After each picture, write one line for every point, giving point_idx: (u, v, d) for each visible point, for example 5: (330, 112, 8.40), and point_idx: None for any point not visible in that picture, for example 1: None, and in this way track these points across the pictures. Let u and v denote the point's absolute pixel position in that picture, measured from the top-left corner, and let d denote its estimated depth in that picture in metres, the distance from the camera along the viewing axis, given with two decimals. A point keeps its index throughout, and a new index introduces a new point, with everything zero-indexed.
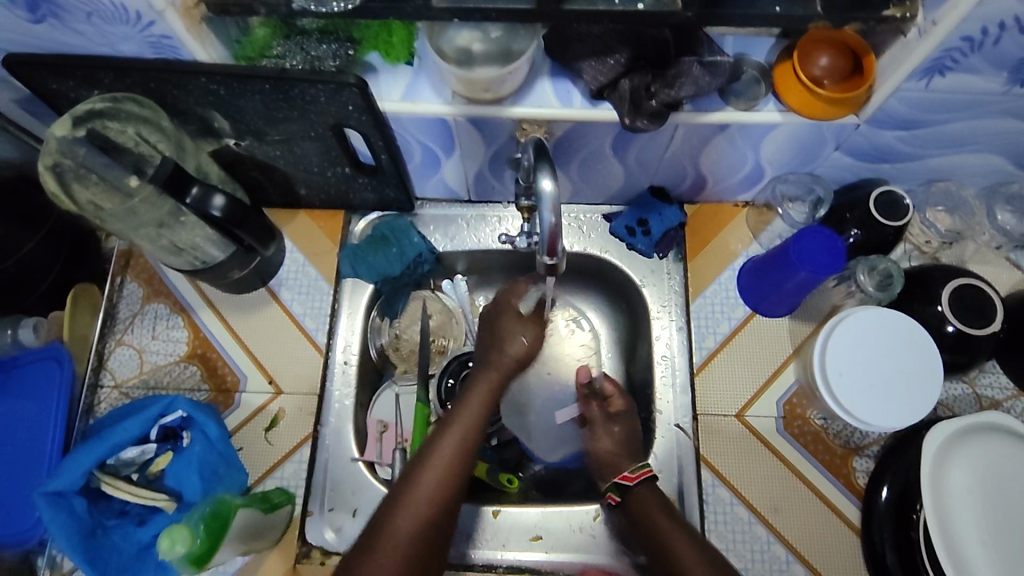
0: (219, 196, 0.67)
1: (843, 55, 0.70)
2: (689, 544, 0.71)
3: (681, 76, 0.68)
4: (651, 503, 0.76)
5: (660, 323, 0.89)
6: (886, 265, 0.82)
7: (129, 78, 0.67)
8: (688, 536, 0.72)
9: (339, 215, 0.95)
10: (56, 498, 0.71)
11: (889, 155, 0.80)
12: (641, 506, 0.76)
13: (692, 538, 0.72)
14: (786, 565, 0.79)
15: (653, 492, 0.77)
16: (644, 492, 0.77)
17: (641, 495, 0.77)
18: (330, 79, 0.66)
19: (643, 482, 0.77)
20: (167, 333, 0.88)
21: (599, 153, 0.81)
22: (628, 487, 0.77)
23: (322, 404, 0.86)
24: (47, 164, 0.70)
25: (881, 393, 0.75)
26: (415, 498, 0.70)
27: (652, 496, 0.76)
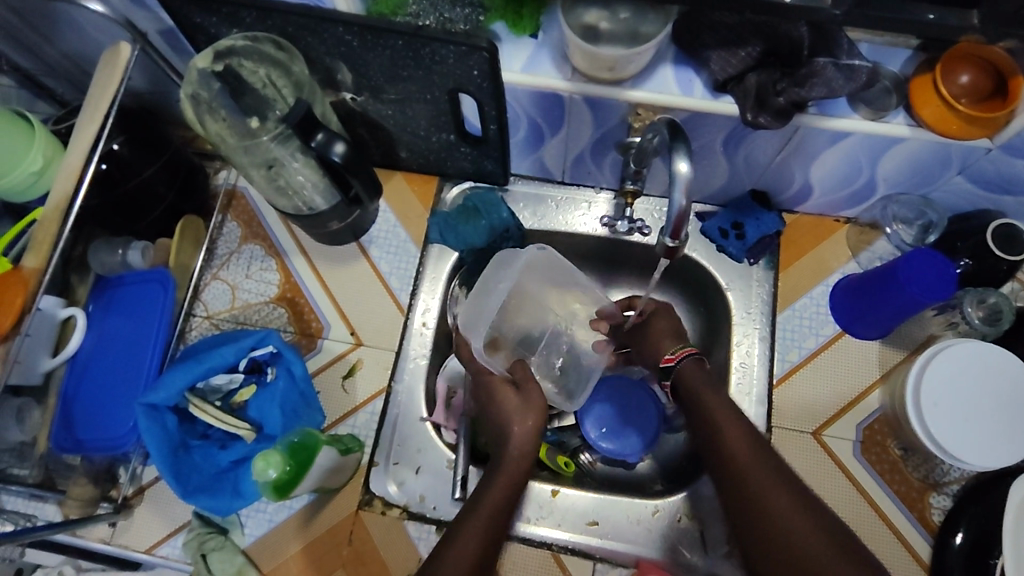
0: (340, 143, 0.69)
1: (986, 74, 0.68)
2: (732, 415, 0.74)
3: (814, 77, 0.66)
4: (697, 375, 0.79)
5: (742, 329, 0.87)
6: (997, 298, 0.78)
7: (270, 20, 0.70)
8: (732, 413, 0.74)
9: (433, 181, 0.96)
10: (151, 410, 0.74)
11: (1014, 186, 0.76)
12: (685, 383, 0.80)
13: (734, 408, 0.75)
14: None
15: (699, 367, 0.80)
16: (689, 366, 0.80)
17: (688, 372, 0.80)
18: (463, 41, 0.67)
19: (686, 360, 0.81)
20: (260, 274, 0.92)
21: (708, 148, 0.80)
22: (674, 367, 0.82)
23: (399, 361, 0.88)
24: (186, 93, 0.73)
25: (977, 428, 0.72)
26: None
27: (697, 371, 0.80)
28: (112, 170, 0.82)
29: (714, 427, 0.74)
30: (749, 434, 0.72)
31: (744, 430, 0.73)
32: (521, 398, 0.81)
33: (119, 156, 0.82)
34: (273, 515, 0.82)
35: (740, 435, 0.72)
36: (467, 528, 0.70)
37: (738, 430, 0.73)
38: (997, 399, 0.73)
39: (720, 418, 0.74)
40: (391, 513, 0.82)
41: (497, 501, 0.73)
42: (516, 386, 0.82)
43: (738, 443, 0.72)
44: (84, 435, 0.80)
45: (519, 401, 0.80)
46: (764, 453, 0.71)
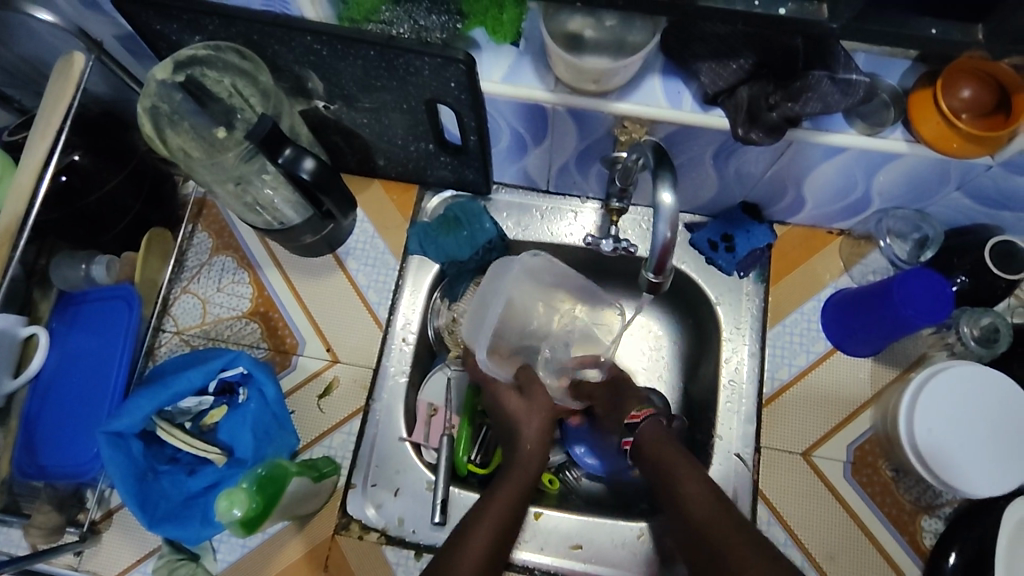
0: (309, 159, 0.66)
1: (990, 88, 0.64)
2: (698, 482, 0.71)
3: (809, 90, 0.63)
4: (662, 441, 0.76)
5: (731, 344, 0.85)
6: (992, 318, 0.76)
7: (234, 28, 0.65)
8: (692, 472, 0.72)
9: (412, 189, 0.93)
10: (116, 438, 0.71)
11: (1014, 202, 0.73)
12: (649, 446, 0.76)
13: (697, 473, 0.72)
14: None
15: (660, 429, 0.77)
16: (650, 427, 0.77)
17: (649, 435, 0.77)
18: (438, 53, 0.63)
19: (648, 421, 0.78)
20: (232, 287, 0.88)
21: (697, 160, 0.77)
22: (637, 426, 0.78)
23: (377, 379, 0.85)
24: (144, 105, 0.69)
25: (972, 453, 0.70)
26: None
27: (658, 433, 0.77)
28: (73, 181, 0.78)
29: (678, 488, 0.71)
30: (709, 493, 0.70)
31: (705, 492, 0.70)
32: (525, 401, 0.82)
33: (80, 167, 0.78)
34: (246, 540, 0.79)
35: (705, 498, 0.70)
36: (479, 524, 0.70)
37: (702, 495, 0.70)
38: (995, 420, 0.71)
39: (686, 484, 0.71)
40: (368, 538, 0.79)
41: (510, 498, 0.74)
42: (519, 389, 0.83)
43: (702, 507, 0.69)
44: (47, 460, 0.77)
45: (523, 404, 0.82)
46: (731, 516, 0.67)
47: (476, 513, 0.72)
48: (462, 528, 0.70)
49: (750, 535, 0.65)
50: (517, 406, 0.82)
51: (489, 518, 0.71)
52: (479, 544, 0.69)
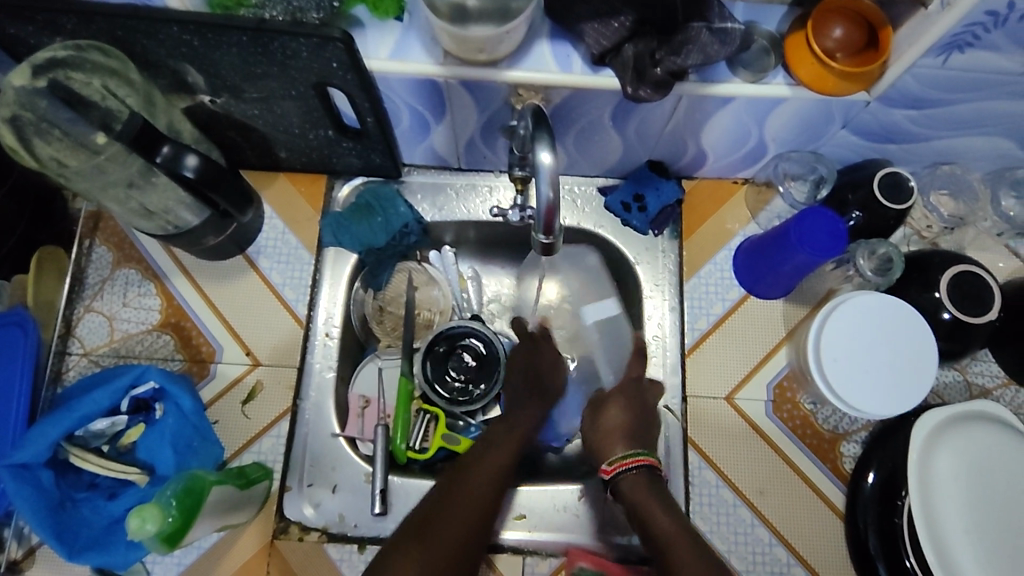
0: (192, 155, 0.64)
1: (857, 27, 0.66)
2: (690, 548, 0.61)
3: (689, 43, 0.65)
4: (644, 492, 0.67)
5: (652, 301, 0.87)
6: (887, 248, 0.79)
7: (94, 25, 0.62)
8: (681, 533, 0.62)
9: (320, 179, 0.90)
10: (20, 471, 0.68)
11: (896, 135, 0.77)
12: (631, 501, 0.67)
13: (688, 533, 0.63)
14: (787, 568, 0.78)
15: (642, 483, 0.68)
16: (632, 482, 0.68)
17: (631, 488, 0.68)
18: (313, 32, 0.61)
19: (626, 473, 0.69)
20: (139, 300, 0.84)
21: (597, 124, 0.77)
22: (616, 483, 0.69)
23: (303, 377, 0.83)
24: (4, 116, 0.65)
25: (874, 379, 0.74)
26: (473, 472, 0.71)
27: (642, 487, 0.67)
28: None
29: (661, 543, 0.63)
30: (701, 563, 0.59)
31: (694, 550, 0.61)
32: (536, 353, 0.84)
33: None
34: (180, 558, 0.77)
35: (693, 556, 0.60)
36: (473, 472, 0.71)
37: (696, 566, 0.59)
38: (894, 344, 0.74)
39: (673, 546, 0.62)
40: (309, 538, 0.78)
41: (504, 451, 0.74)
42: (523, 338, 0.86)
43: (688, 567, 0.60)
44: None
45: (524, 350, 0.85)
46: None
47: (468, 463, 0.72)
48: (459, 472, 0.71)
49: None
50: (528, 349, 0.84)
51: (483, 467, 0.71)
52: (501, 442, 0.75)
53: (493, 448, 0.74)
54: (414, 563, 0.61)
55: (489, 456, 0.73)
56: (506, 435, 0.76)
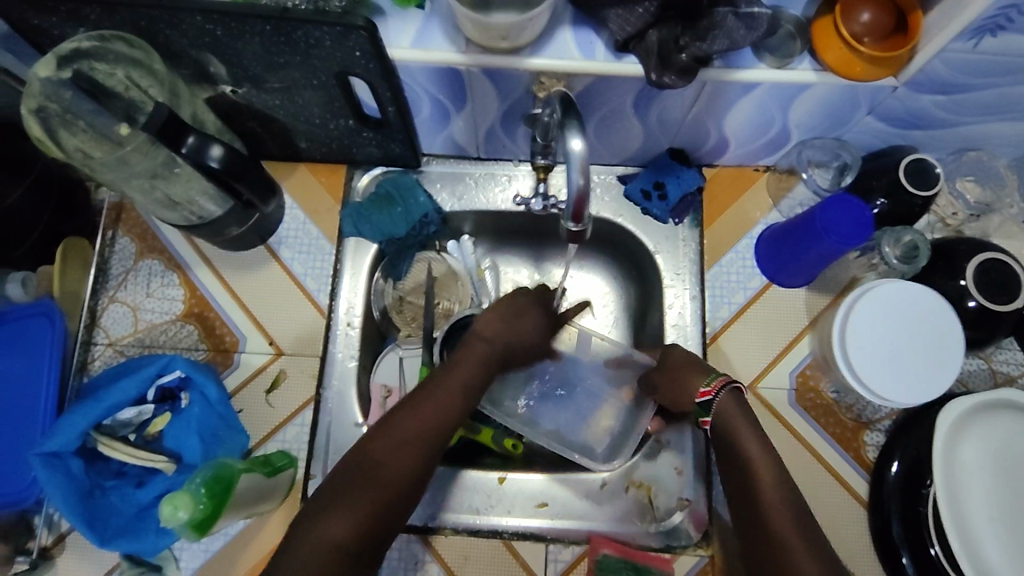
0: (217, 146, 0.64)
1: (886, 11, 0.65)
2: (774, 480, 0.67)
3: (715, 28, 0.64)
4: (734, 408, 0.72)
5: (673, 291, 0.86)
6: (912, 236, 0.79)
7: (118, 15, 0.62)
8: (771, 467, 0.68)
9: (340, 170, 0.89)
10: (52, 459, 0.70)
11: (923, 120, 0.75)
12: (723, 419, 0.72)
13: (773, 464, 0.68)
14: None
15: (736, 403, 0.72)
16: (729, 402, 0.72)
17: (726, 407, 0.72)
18: (337, 21, 0.61)
19: (724, 392, 0.73)
20: (163, 291, 0.85)
21: (619, 111, 0.76)
22: (711, 402, 0.73)
23: (326, 366, 0.84)
24: (30, 107, 0.65)
25: (900, 367, 0.73)
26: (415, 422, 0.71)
27: (735, 409, 0.72)
28: None
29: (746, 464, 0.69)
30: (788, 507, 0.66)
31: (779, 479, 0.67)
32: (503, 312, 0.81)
33: None
34: (208, 544, 0.78)
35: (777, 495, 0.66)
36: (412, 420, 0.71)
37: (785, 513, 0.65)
38: (899, 332, 0.74)
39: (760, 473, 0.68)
40: None
41: (456, 388, 0.75)
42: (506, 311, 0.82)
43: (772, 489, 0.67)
44: None
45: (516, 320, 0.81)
46: (802, 523, 0.65)
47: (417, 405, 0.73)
48: (402, 417, 0.72)
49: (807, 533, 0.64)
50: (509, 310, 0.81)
51: (431, 409, 0.72)
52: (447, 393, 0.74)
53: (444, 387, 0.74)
54: (349, 512, 0.64)
55: (442, 390, 0.74)
56: (454, 370, 0.76)
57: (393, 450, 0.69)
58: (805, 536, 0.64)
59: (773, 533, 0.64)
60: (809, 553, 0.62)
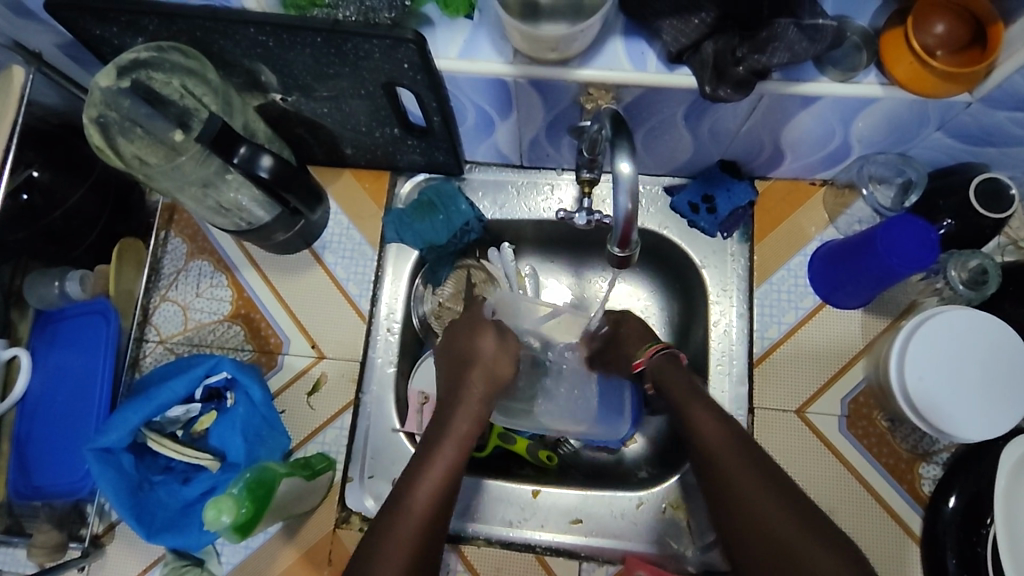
0: (267, 156, 0.65)
1: (963, 23, 0.62)
2: (705, 412, 0.70)
3: (775, 40, 0.61)
4: (672, 373, 0.76)
5: (719, 307, 0.84)
6: (980, 260, 0.74)
7: (175, 26, 0.63)
8: (704, 401, 0.71)
9: (384, 176, 0.90)
10: (104, 454, 0.72)
11: (996, 137, 0.70)
12: (659, 377, 0.77)
13: (719, 418, 0.70)
14: None
15: (670, 362, 0.77)
16: (661, 363, 0.77)
17: (660, 366, 0.77)
18: (387, 33, 0.61)
19: (657, 357, 0.78)
20: (211, 291, 0.87)
21: (669, 122, 0.74)
22: (646, 367, 0.79)
23: (365, 371, 0.85)
24: (91, 115, 0.68)
25: (962, 398, 0.70)
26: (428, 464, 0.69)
27: (669, 368, 0.77)
28: (34, 199, 0.78)
29: (690, 426, 0.70)
30: (724, 427, 0.68)
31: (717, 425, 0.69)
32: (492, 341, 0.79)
33: (39, 184, 0.79)
34: (248, 542, 0.80)
35: (728, 449, 0.67)
36: (424, 478, 0.68)
37: (720, 433, 0.68)
38: (954, 365, 0.70)
39: (703, 431, 0.69)
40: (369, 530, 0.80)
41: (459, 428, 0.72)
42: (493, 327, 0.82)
43: (715, 445, 0.68)
44: (42, 480, 0.78)
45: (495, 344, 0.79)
46: (768, 481, 0.64)
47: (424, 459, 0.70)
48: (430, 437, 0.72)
49: (760, 465, 0.65)
50: (482, 335, 0.79)
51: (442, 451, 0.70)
52: (454, 433, 0.72)
53: (447, 439, 0.71)
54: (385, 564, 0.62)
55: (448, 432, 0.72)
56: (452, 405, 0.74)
57: (421, 476, 0.68)
58: (768, 482, 0.64)
59: (737, 492, 0.64)
60: (793, 517, 0.61)
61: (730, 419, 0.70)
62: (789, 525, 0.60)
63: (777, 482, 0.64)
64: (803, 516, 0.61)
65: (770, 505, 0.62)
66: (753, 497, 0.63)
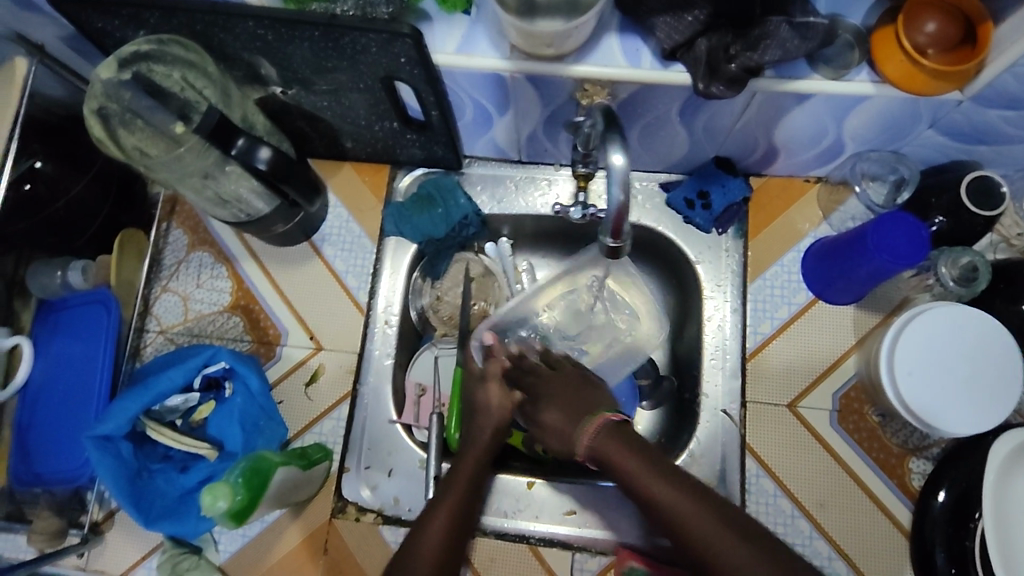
0: (265, 148, 0.66)
1: (954, 22, 0.62)
2: (676, 488, 0.60)
3: (767, 38, 0.62)
4: (615, 447, 0.64)
5: (713, 302, 0.84)
6: (971, 257, 0.75)
7: (176, 19, 0.64)
8: (658, 472, 0.62)
9: (384, 169, 0.91)
10: (104, 442, 0.73)
11: (989, 136, 0.70)
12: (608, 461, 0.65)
13: (678, 481, 0.61)
14: None
15: (611, 437, 0.65)
16: (603, 440, 0.65)
17: (603, 443, 0.65)
18: (384, 28, 0.61)
19: (599, 432, 0.66)
20: (211, 282, 0.88)
21: (665, 118, 0.75)
22: (589, 448, 0.67)
23: (363, 363, 0.85)
24: (93, 108, 0.69)
25: (951, 393, 0.70)
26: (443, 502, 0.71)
27: (613, 440, 0.65)
28: (38, 190, 0.80)
29: (658, 504, 0.61)
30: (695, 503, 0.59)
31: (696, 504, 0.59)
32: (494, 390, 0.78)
33: (44, 175, 0.80)
34: (246, 530, 0.81)
35: (710, 524, 0.57)
36: (437, 510, 0.70)
37: (695, 509, 0.59)
38: (950, 372, 0.71)
39: (664, 499, 0.60)
40: (365, 518, 0.81)
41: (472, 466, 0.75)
42: (483, 378, 0.79)
43: (689, 521, 0.58)
44: (43, 467, 0.79)
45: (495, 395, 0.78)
46: (766, 554, 0.55)
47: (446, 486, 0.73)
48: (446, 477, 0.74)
49: (757, 540, 0.56)
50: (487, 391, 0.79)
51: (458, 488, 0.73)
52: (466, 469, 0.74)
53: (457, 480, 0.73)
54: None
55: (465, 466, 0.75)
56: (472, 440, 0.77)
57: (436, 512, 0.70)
58: (767, 555, 0.55)
59: None
60: None
61: (700, 488, 0.60)
62: None
63: (774, 551, 0.55)
64: None
65: None
66: None
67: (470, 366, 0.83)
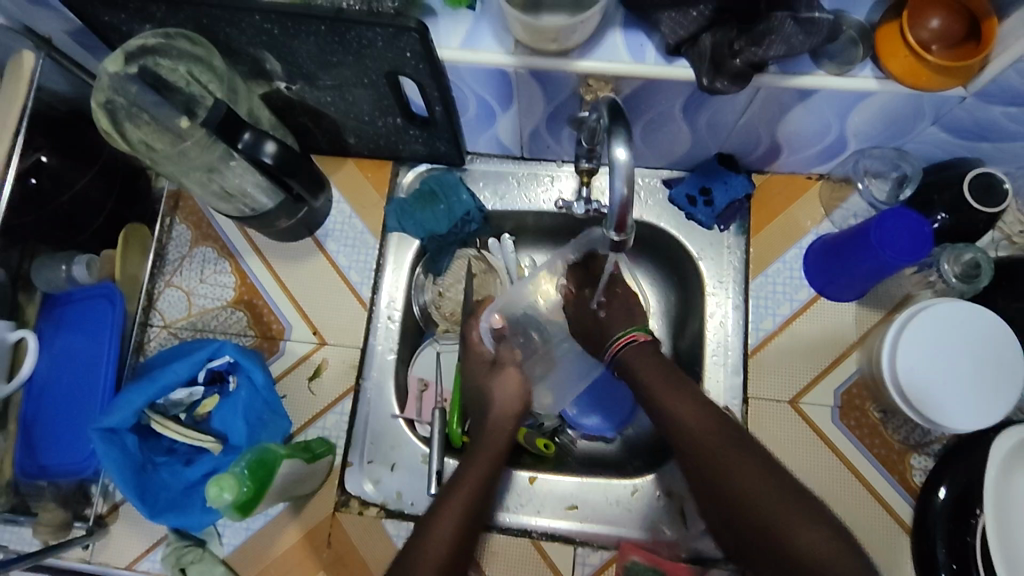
0: (270, 142, 0.66)
1: (959, 18, 0.63)
2: (690, 400, 0.72)
3: (772, 33, 0.62)
4: (649, 361, 0.76)
5: (715, 298, 0.85)
6: (974, 253, 0.75)
7: (182, 13, 0.64)
8: (676, 385, 0.73)
9: (386, 165, 0.91)
10: (109, 434, 0.73)
11: (992, 133, 0.70)
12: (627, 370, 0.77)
13: (690, 393, 0.73)
14: None
15: (643, 352, 0.77)
16: (633, 353, 0.77)
17: (632, 355, 0.77)
18: (389, 22, 0.62)
19: (628, 348, 0.78)
20: (215, 277, 0.88)
21: (668, 114, 0.75)
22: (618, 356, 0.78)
23: (365, 358, 0.86)
24: (99, 100, 0.69)
25: (953, 389, 0.70)
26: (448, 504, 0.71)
27: (642, 356, 0.77)
28: (42, 184, 0.80)
29: (669, 410, 0.72)
30: (706, 414, 0.70)
31: (705, 416, 0.70)
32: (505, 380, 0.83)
33: (49, 169, 0.80)
34: (249, 523, 0.81)
35: (712, 431, 0.69)
36: (443, 515, 0.70)
37: (702, 415, 0.71)
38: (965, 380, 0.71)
39: (676, 406, 0.72)
40: (368, 513, 0.81)
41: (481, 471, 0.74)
42: (494, 365, 0.84)
43: (696, 425, 0.70)
44: (48, 460, 0.79)
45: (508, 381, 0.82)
46: (755, 463, 0.66)
47: (450, 491, 0.72)
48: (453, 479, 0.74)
49: (747, 453, 0.67)
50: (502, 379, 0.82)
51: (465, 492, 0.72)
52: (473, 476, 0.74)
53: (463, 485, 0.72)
54: None
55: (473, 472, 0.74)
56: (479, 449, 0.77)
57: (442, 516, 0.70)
58: (758, 466, 0.66)
59: (728, 479, 0.66)
60: (777, 495, 0.64)
61: (707, 400, 0.72)
62: (779, 505, 0.63)
63: (758, 459, 0.67)
64: (791, 494, 0.64)
65: (762, 490, 0.64)
66: (752, 490, 0.65)
67: (476, 354, 0.85)
